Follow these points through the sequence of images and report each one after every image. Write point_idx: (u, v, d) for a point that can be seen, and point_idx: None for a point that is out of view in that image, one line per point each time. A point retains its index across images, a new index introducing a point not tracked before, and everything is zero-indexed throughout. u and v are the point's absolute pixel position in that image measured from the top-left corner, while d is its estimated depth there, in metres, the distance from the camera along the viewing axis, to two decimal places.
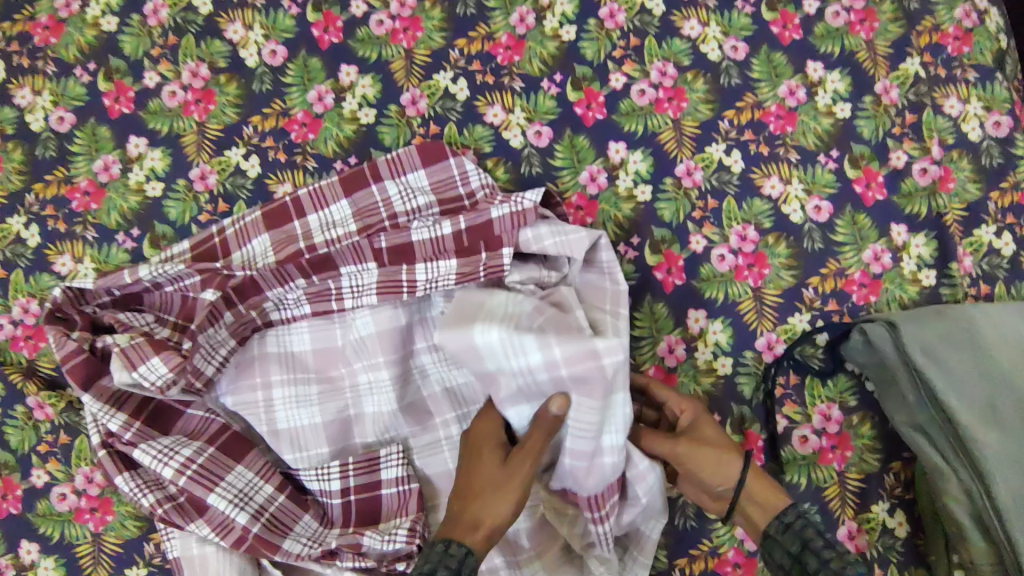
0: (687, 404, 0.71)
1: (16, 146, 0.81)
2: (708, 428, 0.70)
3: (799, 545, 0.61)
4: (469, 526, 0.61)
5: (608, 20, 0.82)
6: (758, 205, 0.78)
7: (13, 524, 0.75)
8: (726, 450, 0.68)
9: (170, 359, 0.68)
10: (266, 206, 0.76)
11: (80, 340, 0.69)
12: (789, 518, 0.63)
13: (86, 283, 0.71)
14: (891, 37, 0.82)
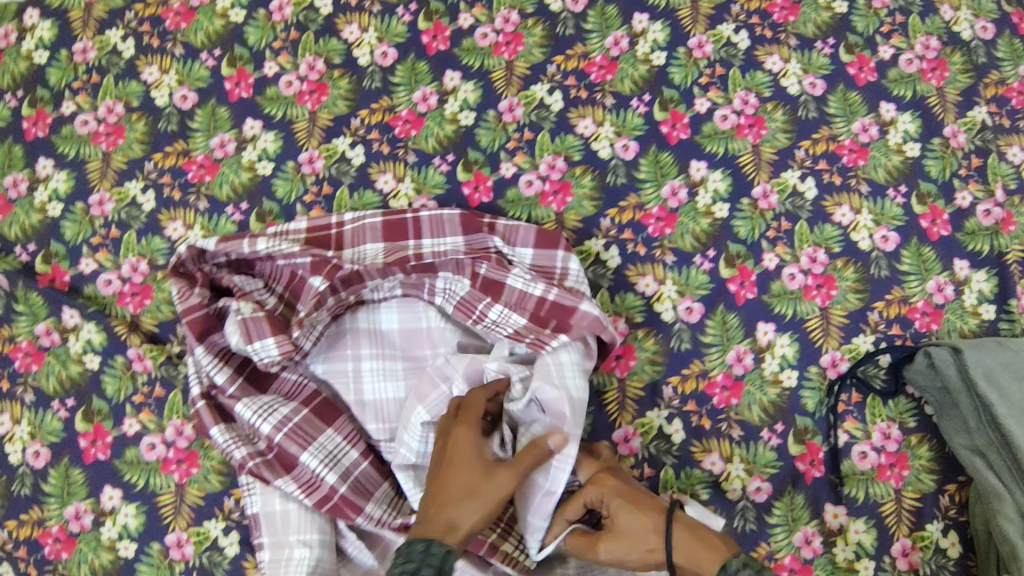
0: (590, 490, 0.67)
1: (141, 118, 0.87)
2: (618, 511, 0.65)
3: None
4: (444, 530, 0.60)
5: (696, 50, 0.88)
6: (828, 231, 0.83)
7: (100, 469, 0.79)
8: (640, 532, 0.63)
9: (279, 337, 0.73)
10: (385, 215, 0.81)
11: (201, 297, 0.77)
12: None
13: (208, 244, 0.78)
14: (960, 87, 0.88)
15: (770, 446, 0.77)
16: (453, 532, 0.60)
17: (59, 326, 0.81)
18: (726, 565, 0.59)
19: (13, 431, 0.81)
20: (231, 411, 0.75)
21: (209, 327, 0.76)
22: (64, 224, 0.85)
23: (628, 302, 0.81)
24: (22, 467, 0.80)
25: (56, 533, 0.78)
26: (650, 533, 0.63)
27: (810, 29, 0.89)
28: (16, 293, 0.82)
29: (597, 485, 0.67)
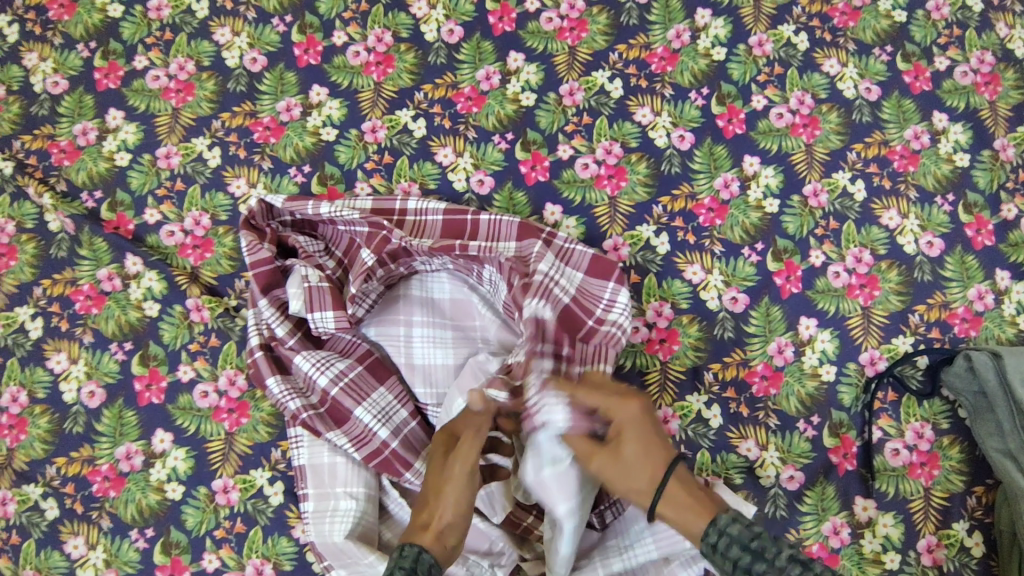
0: (618, 409, 0.66)
1: (211, 77, 0.90)
2: (625, 435, 0.65)
3: (730, 566, 0.57)
4: (421, 530, 0.64)
5: (756, 48, 0.90)
6: (875, 233, 0.84)
7: (153, 412, 0.81)
8: (641, 468, 0.64)
9: (336, 311, 0.77)
10: (450, 207, 0.83)
11: (270, 253, 0.79)
12: (713, 540, 0.58)
13: (277, 200, 0.82)
14: (1012, 102, 0.89)
15: (805, 437, 0.79)
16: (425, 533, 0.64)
17: (121, 273, 0.84)
18: (717, 520, 0.60)
19: (68, 370, 0.82)
20: (287, 363, 0.78)
21: (274, 283, 0.79)
22: (131, 173, 0.87)
23: (674, 288, 0.83)
24: (76, 406, 0.81)
25: (104, 472, 0.80)
26: (652, 471, 0.63)
27: (868, 36, 0.91)
28: (82, 237, 0.85)
29: (628, 406, 0.66)
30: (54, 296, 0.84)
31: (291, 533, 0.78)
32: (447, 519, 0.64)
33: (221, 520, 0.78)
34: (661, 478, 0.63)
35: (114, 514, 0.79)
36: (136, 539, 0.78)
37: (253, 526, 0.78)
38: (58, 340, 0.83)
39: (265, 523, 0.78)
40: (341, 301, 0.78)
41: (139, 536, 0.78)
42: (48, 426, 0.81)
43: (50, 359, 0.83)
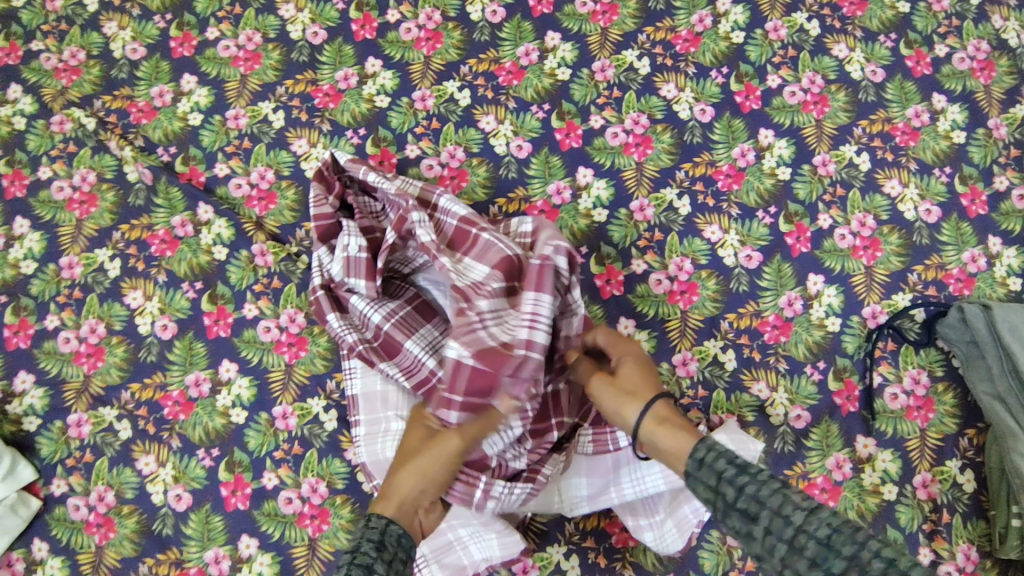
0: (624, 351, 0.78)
1: (276, 48, 0.99)
2: (625, 364, 0.75)
3: (714, 477, 0.60)
4: (385, 500, 0.70)
5: (772, 33, 0.99)
6: (878, 200, 0.93)
7: (220, 344, 0.89)
8: (635, 390, 0.72)
9: (368, 281, 0.83)
10: (466, 214, 0.83)
11: (333, 207, 0.87)
12: (701, 453, 0.63)
13: (340, 156, 0.90)
14: (1005, 86, 0.97)
15: (811, 380, 0.87)
16: (386, 504, 0.70)
17: (193, 219, 0.92)
18: (705, 437, 0.65)
19: (143, 306, 0.91)
20: (343, 303, 0.86)
21: (334, 233, 0.87)
22: (202, 132, 0.96)
23: (694, 245, 0.92)
24: (150, 337, 0.90)
25: (175, 397, 0.88)
26: (645, 395, 0.72)
27: (875, 24, 0.99)
28: (158, 187, 0.94)
29: (631, 350, 0.78)
30: (131, 239, 0.92)
31: (343, 455, 0.85)
32: (409, 491, 0.71)
33: (280, 443, 0.86)
34: (651, 401, 0.70)
35: (183, 435, 0.87)
36: (202, 457, 0.86)
37: (310, 448, 0.86)
38: (134, 279, 0.91)
39: (320, 445, 0.86)
40: (374, 271, 0.83)
41: (205, 455, 0.86)
42: (124, 355, 0.90)
43: (127, 295, 0.91)
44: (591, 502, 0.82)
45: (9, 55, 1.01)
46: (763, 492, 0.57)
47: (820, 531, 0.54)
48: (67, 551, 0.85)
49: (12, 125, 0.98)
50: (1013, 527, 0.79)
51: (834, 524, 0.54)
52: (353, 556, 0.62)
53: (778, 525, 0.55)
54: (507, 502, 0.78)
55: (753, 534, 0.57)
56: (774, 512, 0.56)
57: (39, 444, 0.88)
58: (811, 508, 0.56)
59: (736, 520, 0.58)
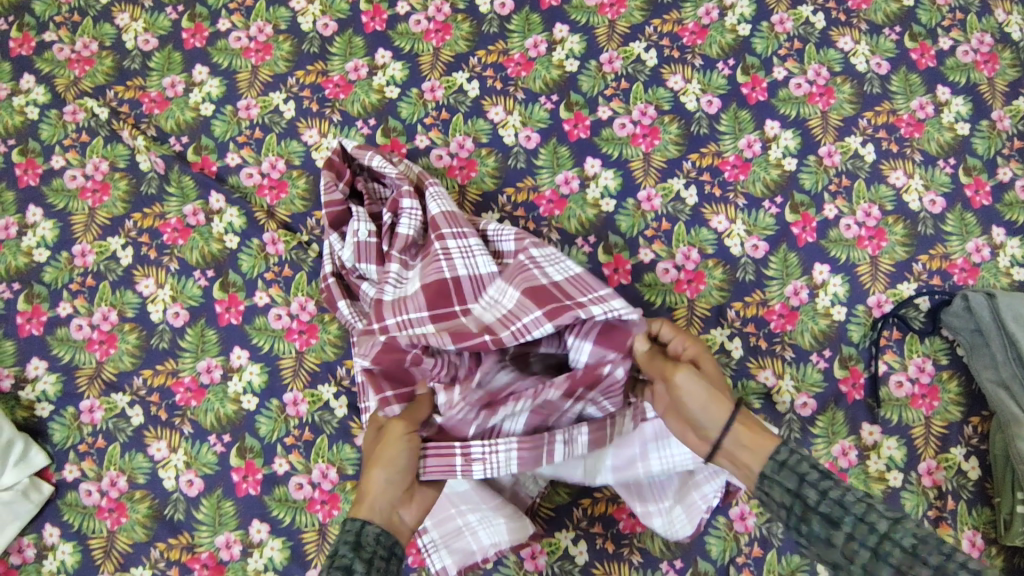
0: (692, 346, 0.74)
1: (287, 39, 1.00)
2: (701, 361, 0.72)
3: (796, 481, 0.62)
4: (359, 502, 0.68)
5: (778, 25, 1.00)
6: (883, 190, 0.94)
7: (231, 331, 0.90)
8: (721, 387, 0.69)
9: (379, 266, 0.85)
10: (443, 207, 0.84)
11: (342, 194, 0.89)
12: (785, 456, 0.63)
13: (348, 143, 0.92)
14: (1008, 79, 0.98)
15: (817, 368, 0.88)
16: (359, 504, 0.68)
17: (205, 208, 0.93)
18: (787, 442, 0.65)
19: (155, 293, 0.92)
20: (354, 291, 0.87)
21: (344, 220, 0.89)
22: (214, 122, 0.97)
23: (701, 235, 0.92)
24: (162, 325, 0.91)
25: (187, 383, 0.89)
26: (730, 396, 0.68)
27: (879, 17, 1.00)
28: (171, 176, 0.95)
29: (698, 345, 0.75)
30: (143, 228, 0.93)
31: (353, 441, 0.86)
32: (380, 486, 0.68)
33: (291, 429, 0.87)
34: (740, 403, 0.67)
35: (195, 421, 0.88)
36: (214, 443, 0.87)
37: (320, 434, 0.87)
38: (147, 267, 0.92)
39: (330, 432, 0.87)
40: (383, 256, 0.85)
41: (217, 441, 0.87)
42: (136, 342, 0.90)
43: (139, 283, 0.92)
44: (616, 472, 0.81)
45: (22, 46, 1.02)
46: (849, 498, 0.59)
47: (905, 539, 0.56)
48: (79, 536, 0.85)
49: (26, 115, 0.99)
50: (1019, 513, 0.80)
51: (918, 534, 0.56)
52: (331, 562, 0.62)
53: (863, 531, 0.58)
54: (493, 464, 0.75)
55: (834, 537, 0.59)
56: (859, 517, 0.58)
57: (52, 430, 0.89)
58: (895, 516, 0.58)
59: (814, 521, 0.60)
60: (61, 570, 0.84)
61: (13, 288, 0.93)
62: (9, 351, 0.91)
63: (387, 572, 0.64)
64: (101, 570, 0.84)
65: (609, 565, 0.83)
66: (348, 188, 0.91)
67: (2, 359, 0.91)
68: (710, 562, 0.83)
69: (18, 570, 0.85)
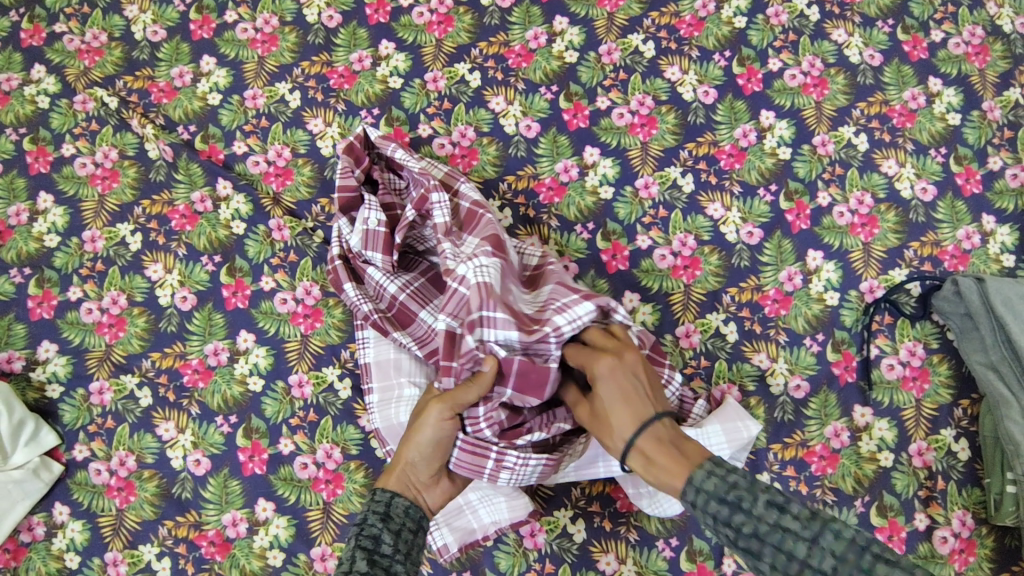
0: (593, 367, 0.69)
1: (292, 31, 1.02)
2: (604, 384, 0.68)
3: (709, 520, 0.57)
4: (388, 473, 0.73)
5: (773, 18, 1.02)
6: (875, 178, 0.96)
7: (239, 315, 0.92)
8: (611, 426, 0.67)
9: (384, 255, 0.86)
10: (479, 201, 0.88)
11: (358, 180, 0.90)
12: (689, 495, 0.59)
13: (370, 132, 0.93)
14: (999, 71, 1.00)
15: (810, 352, 0.90)
16: (388, 479, 0.73)
17: (213, 195, 0.96)
18: (689, 479, 0.59)
19: (164, 278, 0.94)
20: (360, 274, 0.89)
21: (356, 206, 0.90)
22: (221, 111, 0.99)
23: (697, 222, 0.94)
24: (170, 308, 0.93)
25: (194, 365, 0.91)
26: (623, 431, 0.65)
27: (872, 10, 1.02)
28: (179, 164, 0.97)
29: (599, 363, 0.69)
30: (152, 214, 0.96)
31: (357, 422, 0.88)
32: (409, 460, 0.73)
33: (296, 410, 0.89)
34: (627, 441, 0.65)
35: (203, 402, 0.90)
36: (221, 424, 0.89)
37: (324, 415, 0.88)
38: (155, 252, 0.94)
39: (334, 413, 0.89)
40: (390, 245, 0.87)
41: (223, 421, 0.89)
42: (145, 325, 0.92)
43: (147, 268, 0.94)
44: (578, 472, 0.84)
45: (33, 37, 1.04)
46: (761, 530, 0.55)
47: (824, 563, 0.53)
48: (89, 514, 0.87)
49: (37, 104, 1.01)
50: (1008, 493, 0.82)
51: (838, 552, 0.52)
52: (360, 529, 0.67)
53: (782, 561, 0.54)
54: (521, 473, 0.78)
55: (760, 568, 0.56)
56: (777, 548, 0.54)
57: (62, 411, 0.91)
58: (812, 538, 0.53)
59: (742, 554, 0.57)
60: (71, 547, 0.86)
61: (24, 273, 0.95)
62: (20, 334, 0.93)
63: (415, 542, 0.69)
64: (110, 547, 0.86)
65: (606, 542, 0.85)
66: (364, 176, 0.93)
67: (13, 342, 0.93)
68: (705, 541, 0.85)
69: (28, 548, 0.86)
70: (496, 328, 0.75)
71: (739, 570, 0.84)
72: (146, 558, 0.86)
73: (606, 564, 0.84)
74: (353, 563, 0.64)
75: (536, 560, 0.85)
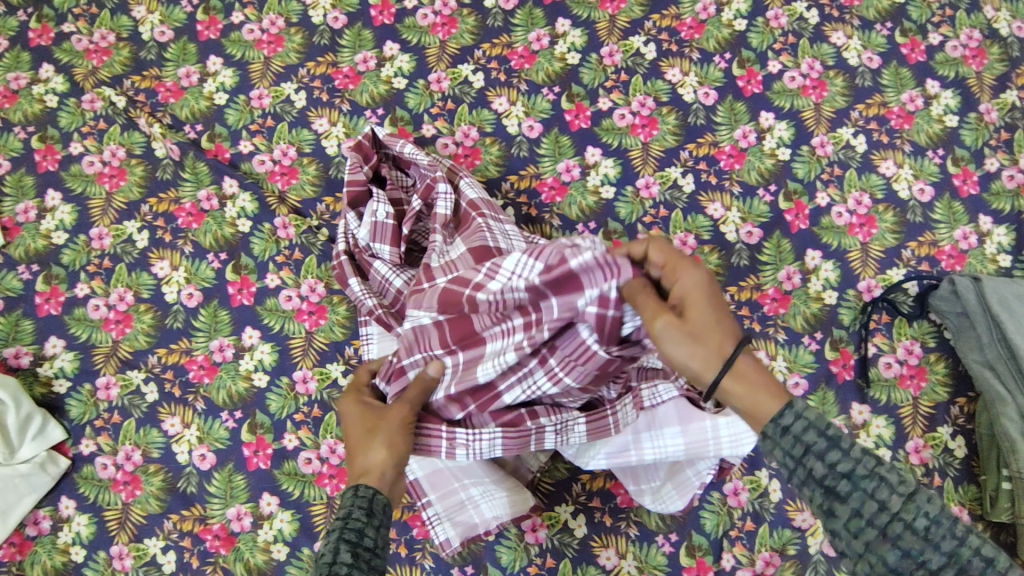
0: (685, 274, 0.63)
1: (298, 32, 1.04)
2: (705, 291, 0.61)
3: (800, 449, 0.54)
4: (358, 474, 0.65)
5: (773, 21, 1.03)
6: (873, 179, 0.97)
7: (245, 312, 0.93)
8: (711, 335, 0.59)
9: (392, 247, 0.89)
10: (476, 196, 0.88)
11: (366, 175, 0.91)
12: (788, 422, 0.55)
13: (378, 130, 0.95)
14: (996, 73, 1.01)
15: (809, 350, 0.91)
16: (369, 477, 0.64)
17: (219, 193, 0.97)
18: (793, 401, 0.56)
19: (170, 275, 0.95)
20: (365, 269, 0.89)
21: (364, 201, 0.91)
22: (228, 111, 1.01)
23: (697, 222, 0.96)
24: (176, 305, 0.94)
25: (200, 361, 0.92)
26: (721, 340, 0.59)
27: (871, 13, 1.04)
28: (185, 162, 0.98)
29: (694, 271, 0.63)
30: (159, 212, 0.97)
31: None
32: (379, 457, 0.66)
33: (300, 406, 0.90)
34: (732, 354, 0.58)
35: (208, 398, 0.91)
36: (226, 419, 0.90)
37: (329, 411, 0.89)
38: (162, 250, 0.96)
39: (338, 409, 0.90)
40: (399, 238, 0.89)
41: (228, 417, 0.90)
42: (151, 321, 0.94)
43: (154, 265, 0.95)
44: (609, 458, 0.83)
45: (41, 36, 1.05)
46: (858, 472, 0.52)
47: (918, 521, 0.51)
48: (95, 508, 0.88)
49: (45, 103, 1.02)
50: (1003, 489, 0.83)
51: (933, 514, 0.51)
52: (343, 524, 0.59)
53: (872, 510, 0.51)
54: (477, 450, 0.75)
55: (835, 512, 0.52)
56: (867, 494, 0.52)
57: (69, 406, 0.92)
58: (908, 492, 0.52)
59: (816, 493, 0.53)
60: (76, 541, 0.87)
61: (32, 269, 0.96)
62: (27, 330, 0.94)
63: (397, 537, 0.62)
64: (116, 541, 0.87)
65: (607, 538, 0.86)
66: (372, 172, 0.94)
67: (21, 338, 0.94)
68: (704, 536, 0.86)
69: (34, 541, 0.87)
70: (506, 265, 0.70)
71: (738, 564, 0.85)
72: (151, 551, 0.87)
73: (607, 559, 0.85)
74: (338, 554, 0.56)
75: (537, 555, 0.86)
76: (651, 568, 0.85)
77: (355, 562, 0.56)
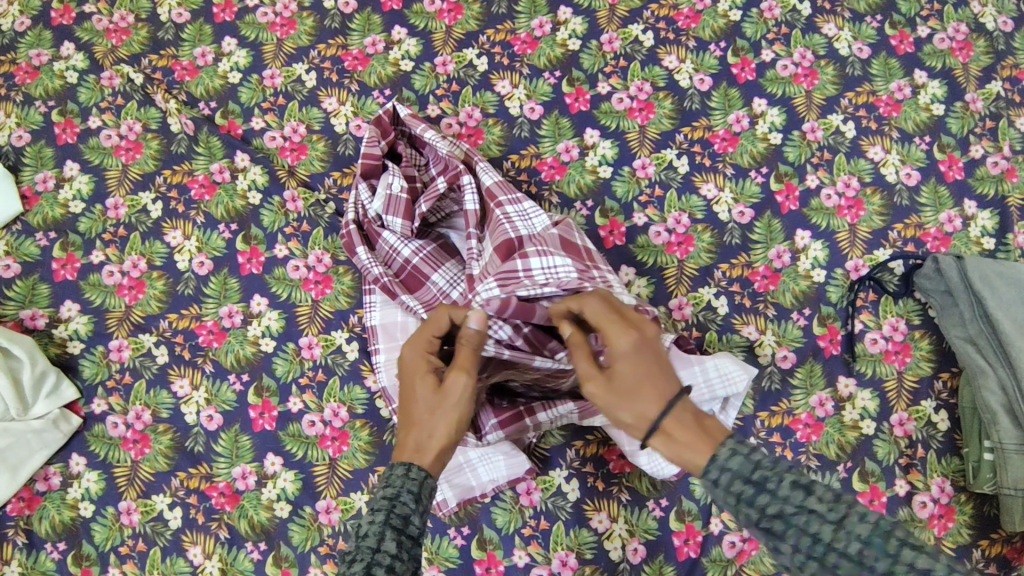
0: (614, 336, 0.67)
1: (310, 15, 1.08)
2: (625, 357, 0.66)
3: (732, 500, 0.59)
4: (414, 452, 0.66)
5: (766, 12, 1.07)
6: (862, 164, 1.00)
7: (254, 281, 0.97)
8: (634, 397, 0.65)
9: (406, 221, 0.92)
10: (492, 186, 0.91)
11: (381, 151, 0.95)
12: (714, 475, 0.60)
13: (399, 108, 0.97)
14: (982, 65, 1.05)
15: (797, 325, 0.94)
16: (423, 455, 0.66)
17: (231, 166, 1.01)
18: (716, 456, 0.61)
19: (182, 244, 0.98)
20: (372, 239, 0.93)
21: (376, 175, 0.95)
22: (241, 89, 1.05)
23: (691, 202, 0.99)
24: (188, 273, 0.97)
25: (209, 326, 0.95)
26: (646, 403, 0.64)
27: (862, 6, 1.07)
28: (200, 137, 1.02)
29: (625, 334, 0.66)
30: (173, 183, 1.01)
31: (363, 382, 0.92)
32: (439, 435, 0.66)
33: (305, 370, 0.93)
34: (652, 416, 0.64)
35: (217, 360, 0.94)
36: (233, 382, 0.93)
37: (332, 376, 0.93)
38: (175, 220, 0.99)
39: (342, 373, 0.93)
40: (412, 212, 0.93)
41: (236, 380, 0.93)
42: (163, 288, 0.97)
43: (167, 234, 0.99)
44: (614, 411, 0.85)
45: (63, 16, 1.09)
46: (788, 512, 0.57)
47: (851, 547, 0.54)
48: (105, 465, 0.91)
49: (65, 79, 1.06)
50: (985, 460, 0.86)
51: (864, 536, 0.54)
52: (391, 506, 0.62)
53: (807, 543, 0.56)
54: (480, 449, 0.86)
55: (780, 548, 0.57)
56: (801, 530, 0.56)
57: (82, 366, 0.95)
58: (837, 521, 0.55)
59: (759, 534, 0.59)
60: (86, 496, 0.90)
61: (49, 237, 1.00)
62: (43, 294, 0.97)
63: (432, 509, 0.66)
64: (124, 497, 0.90)
65: (599, 501, 0.89)
66: (388, 148, 0.98)
67: (37, 301, 0.97)
68: (694, 502, 0.88)
69: (43, 497, 0.90)
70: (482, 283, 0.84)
71: (725, 530, 0.87)
72: (158, 507, 0.90)
73: (599, 522, 0.88)
74: (382, 542, 0.60)
75: (531, 517, 0.89)
76: (641, 532, 0.88)
77: (398, 552, 0.60)
